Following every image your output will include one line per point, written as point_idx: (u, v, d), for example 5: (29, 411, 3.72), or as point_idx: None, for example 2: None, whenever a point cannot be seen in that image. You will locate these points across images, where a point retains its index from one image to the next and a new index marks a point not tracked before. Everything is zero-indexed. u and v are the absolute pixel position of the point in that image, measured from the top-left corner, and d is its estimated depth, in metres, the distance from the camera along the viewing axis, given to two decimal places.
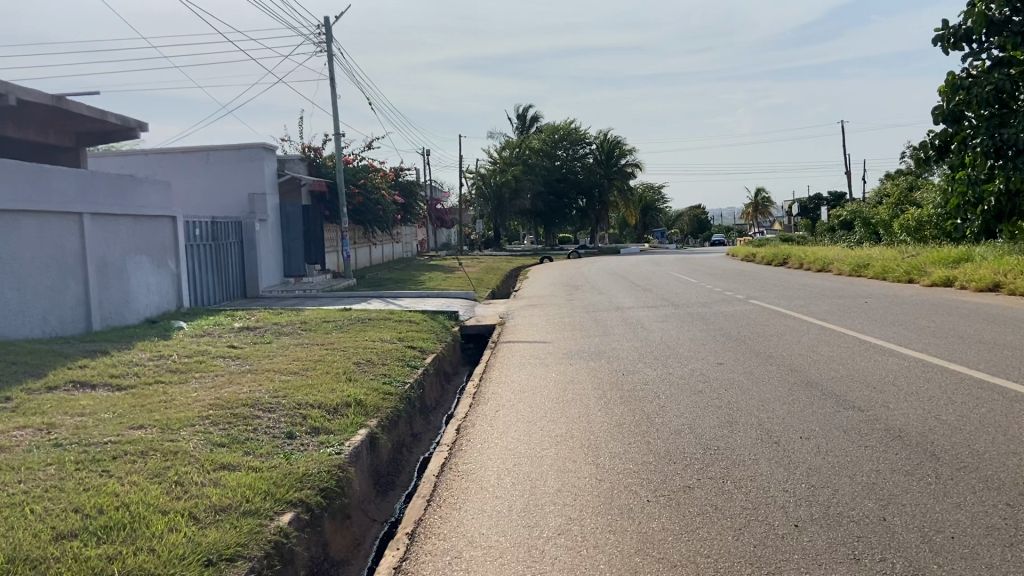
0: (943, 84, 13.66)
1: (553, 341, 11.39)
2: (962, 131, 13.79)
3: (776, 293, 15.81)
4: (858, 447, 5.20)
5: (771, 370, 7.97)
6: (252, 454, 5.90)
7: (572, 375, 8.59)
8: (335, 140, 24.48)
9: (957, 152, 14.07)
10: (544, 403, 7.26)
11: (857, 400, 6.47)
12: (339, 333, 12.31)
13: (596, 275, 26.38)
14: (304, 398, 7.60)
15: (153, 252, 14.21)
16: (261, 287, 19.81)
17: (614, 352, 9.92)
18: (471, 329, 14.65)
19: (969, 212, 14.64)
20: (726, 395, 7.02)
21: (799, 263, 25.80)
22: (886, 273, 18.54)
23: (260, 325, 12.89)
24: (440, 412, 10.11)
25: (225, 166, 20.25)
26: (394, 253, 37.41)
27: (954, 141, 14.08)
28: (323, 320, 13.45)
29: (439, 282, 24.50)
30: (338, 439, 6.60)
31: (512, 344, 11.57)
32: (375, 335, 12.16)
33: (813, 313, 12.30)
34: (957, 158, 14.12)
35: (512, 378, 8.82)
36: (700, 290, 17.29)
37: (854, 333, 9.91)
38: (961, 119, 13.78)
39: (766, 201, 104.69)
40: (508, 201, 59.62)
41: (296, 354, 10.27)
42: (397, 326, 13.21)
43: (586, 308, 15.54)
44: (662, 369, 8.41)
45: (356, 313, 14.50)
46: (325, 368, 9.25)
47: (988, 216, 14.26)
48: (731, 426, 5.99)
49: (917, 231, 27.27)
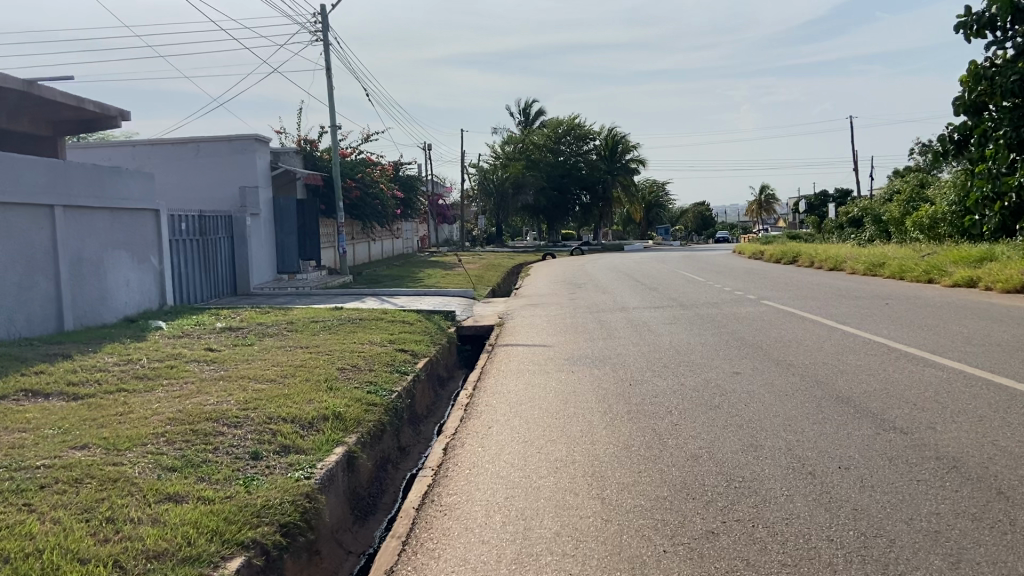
0: (965, 74, 12.85)
1: (555, 345, 10.61)
2: (982, 123, 12.89)
3: (790, 294, 14.99)
4: (910, 482, 4.47)
5: (794, 382, 7.21)
6: (206, 480, 5.15)
7: (575, 384, 7.82)
8: (332, 132, 23.70)
9: (976, 146, 13.18)
10: (543, 418, 6.50)
11: (898, 420, 5.72)
12: (327, 334, 11.53)
13: (600, 274, 25.55)
14: (276, 411, 6.82)
15: (133, 247, 13.47)
16: (252, 284, 19.07)
17: (620, 358, 9.12)
18: (468, 330, 13.86)
19: (986, 209, 13.69)
20: (747, 411, 6.25)
21: (809, 260, 25.00)
22: (904, 273, 17.70)
23: (244, 325, 12.13)
24: (431, 422, 9.35)
25: (215, 158, 19.51)
26: (393, 249, 36.63)
27: (973, 135, 13.21)
28: (311, 320, 12.68)
29: (438, 280, 23.73)
30: (309, 460, 5.83)
31: (510, 347, 10.79)
32: (364, 337, 11.37)
33: (833, 316, 11.50)
34: (976, 152, 13.23)
35: (508, 387, 8.05)
36: (709, 290, 16.49)
37: (883, 339, 9.12)
38: (982, 111, 12.96)
39: (771, 198, 103.90)
40: (511, 197, 58.66)
41: (277, 358, 9.50)
42: (389, 327, 12.43)
43: (590, 309, 14.76)
44: (673, 380, 7.63)
45: (347, 313, 13.74)
46: (306, 374, 8.47)
47: (1005, 214, 13.38)
48: (756, 450, 5.22)
49: (931, 229, 26.42)
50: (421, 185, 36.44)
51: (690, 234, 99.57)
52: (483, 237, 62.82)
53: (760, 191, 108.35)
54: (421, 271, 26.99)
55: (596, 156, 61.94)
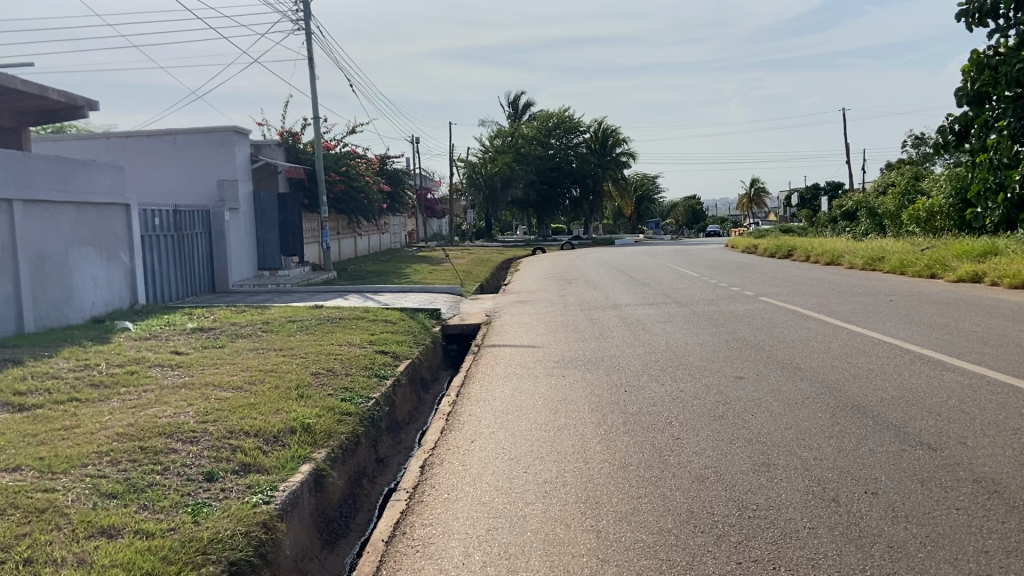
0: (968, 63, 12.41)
1: (544, 345, 10.04)
2: (984, 114, 12.56)
3: (789, 290, 14.42)
4: (949, 511, 3.92)
5: (804, 389, 6.66)
6: (151, 509, 4.57)
7: (565, 391, 7.25)
8: (315, 124, 23.04)
9: (979, 135, 12.88)
10: (531, 431, 5.93)
11: (924, 434, 5.18)
12: (303, 335, 10.91)
13: (591, 269, 24.91)
14: (238, 424, 6.22)
15: (101, 243, 12.85)
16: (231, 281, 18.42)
17: (614, 361, 8.54)
18: (454, 329, 13.27)
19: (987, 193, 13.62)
20: (755, 422, 5.70)
21: (804, 254, 24.48)
22: (905, 268, 17.16)
23: (217, 326, 11.52)
24: (412, 431, 8.76)
25: (192, 151, 18.86)
26: (380, 245, 36.00)
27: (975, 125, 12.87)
28: (288, 320, 12.05)
29: (425, 275, 23.12)
30: (271, 481, 5.23)
31: (498, 349, 10.20)
32: (343, 338, 10.76)
33: (836, 314, 10.93)
34: (978, 142, 12.96)
35: (495, 394, 7.47)
36: (703, 286, 15.92)
37: (893, 339, 8.58)
38: (984, 102, 12.56)
39: (761, 192, 103.65)
40: (500, 191, 57.92)
41: (247, 362, 8.88)
42: (371, 327, 11.81)
43: (581, 306, 14.19)
44: (672, 386, 7.07)
45: (327, 312, 13.14)
46: (277, 380, 7.86)
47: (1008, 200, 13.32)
48: (769, 471, 4.66)
49: (927, 222, 25.92)
50: (408, 179, 35.74)
51: (681, 228, 99.06)
52: (473, 231, 62.11)
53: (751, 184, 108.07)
54: (408, 266, 26.35)
55: (586, 150, 61.34)
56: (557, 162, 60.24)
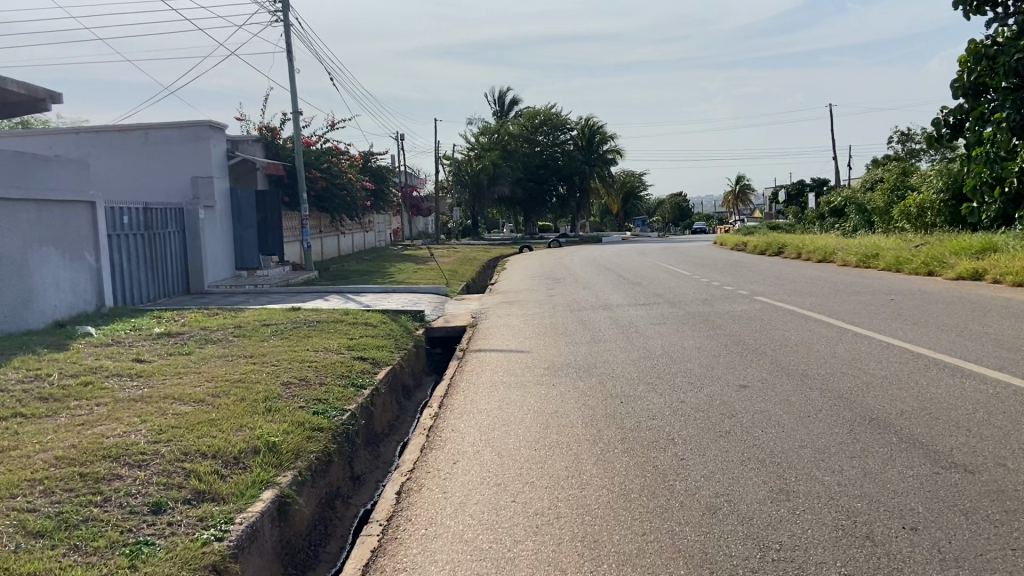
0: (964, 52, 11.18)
1: (532, 350, 9.47)
2: (981, 106, 11.23)
3: (784, 289, 13.90)
4: (1005, 552, 3.38)
5: (816, 399, 6.11)
6: (81, 551, 4.02)
7: (556, 402, 6.68)
8: (294, 119, 22.38)
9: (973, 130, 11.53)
10: (520, 450, 5.36)
11: (957, 454, 4.64)
12: (277, 340, 10.30)
13: (580, 266, 24.32)
14: (195, 444, 5.64)
15: (64, 243, 12.20)
16: (207, 282, 17.77)
17: (607, 368, 7.99)
18: (437, 332, 12.68)
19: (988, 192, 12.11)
20: (767, 440, 5.14)
21: (795, 251, 23.99)
22: (901, 265, 16.66)
23: (185, 330, 10.91)
24: (392, 444, 8.18)
25: (165, 147, 18.21)
26: (364, 243, 35.32)
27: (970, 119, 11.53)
28: (262, 324, 11.45)
29: (408, 274, 22.51)
30: (226, 512, 4.67)
31: (483, 354, 9.62)
32: (318, 343, 10.15)
33: (837, 314, 10.41)
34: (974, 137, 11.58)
35: (479, 406, 6.89)
36: (695, 285, 15.39)
37: (901, 342, 8.05)
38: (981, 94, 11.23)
39: (747, 188, 103.48)
40: (486, 189, 57.25)
41: (214, 371, 8.29)
42: (349, 331, 11.21)
43: (570, 307, 13.63)
44: (671, 397, 6.51)
45: (303, 314, 12.54)
46: (243, 391, 7.27)
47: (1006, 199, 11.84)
48: (789, 500, 4.11)
49: (918, 218, 25.45)
50: (392, 176, 35.07)
51: (668, 226, 98.66)
52: (458, 229, 61.46)
53: (737, 181, 107.84)
54: (392, 265, 25.70)
55: (573, 147, 60.79)
56: (543, 159, 59.96)
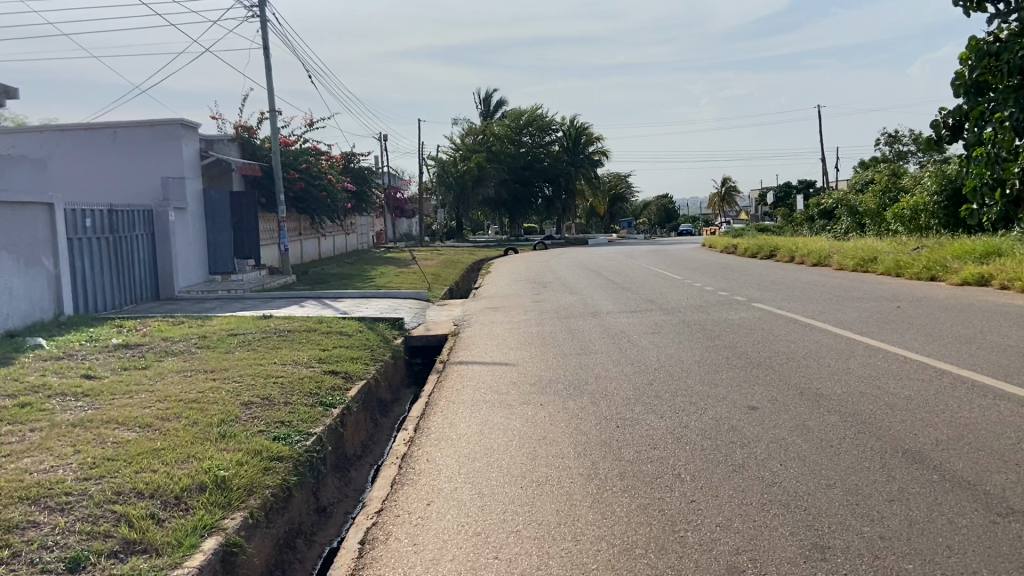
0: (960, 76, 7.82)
1: (517, 364, 8.77)
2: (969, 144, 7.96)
3: (782, 295, 13.25)
4: None
5: (837, 425, 5.45)
6: None
7: (545, 427, 5.99)
8: (272, 118, 21.61)
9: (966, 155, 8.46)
10: (505, 489, 4.68)
11: (1013, 499, 4.00)
12: (243, 352, 9.56)
13: (567, 270, 23.62)
14: (131, 482, 4.93)
15: (19, 248, 11.42)
16: (177, 287, 16.99)
17: (599, 385, 7.30)
18: (417, 341, 11.97)
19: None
20: (789, 479, 4.47)
21: (788, 254, 23.40)
22: (900, 270, 16.08)
23: (145, 341, 10.16)
24: (365, 468, 7.47)
25: (134, 146, 17.42)
26: (345, 245, 34.53)
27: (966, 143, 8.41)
28: (230, 333, 10.72)
29: (390, 278, 21.76)
30: (158, 567, 3.98)
31: (464, 367, 8.92)
32: (287, 356, 9.41)
33: (842, 323, 9.78)
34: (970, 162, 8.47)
35: (459, 430, 6.20)
36: (689, 291, 14.73)
37: (919, 357, 7.40)
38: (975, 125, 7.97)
39: (733, 191, 103.22)
40: (471, 190, 56.44)
41: (168, 388, 7.55)
42: (322, 341, 10.49)
43: (558, 314, 12.93)
44: (673, 421, 5.84)
45: (275, 323, 11.80)
46: (196, 413, 6.54)
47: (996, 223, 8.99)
48: (825, 559, 3.45)
49: (912, 220, 24.93)
50: (375, 178, 34.27)
51: (655, 228, 98.07)
52: (443, 231, 60.71)
53: (722, 182, 107.60)
54: (373, 269, 24.93)
55: (559, 148, 60.18)
56: (529, 161, 59.28)
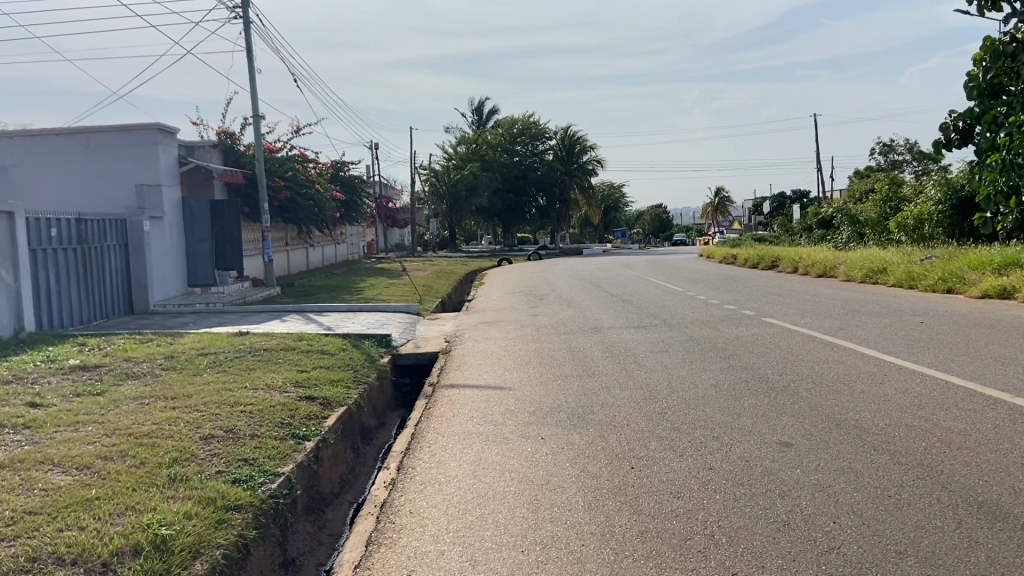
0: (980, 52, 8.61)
1: (513, 388, 7.94)
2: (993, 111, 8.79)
3: (793, 308, 12.46)
4: None
5: (891, 469, 4.66)
6: None
7: (548, 469, 5.17)
8: (256, 124, 20.81)
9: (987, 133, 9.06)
10: (503, 553, 3.86)
11: None
12: (212, 374, 8.72)
13: (562, 282, 22.85)
14: (50, 545, 4.11)
15: None
16: (153, 300, 16.12)
17: (606, 415, 6.48)
18: (405, 359, 11.15)
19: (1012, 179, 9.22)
20: (850, 544, 3.66)
21: (791, 265, 22.65)
22: (914, 282, 15.32)
23: (106, 362, 9.31)
24: (342, 507, 6.61)
25: (109, 152, 16.61)
26: (334, 256, 33.70)
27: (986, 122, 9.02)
28: (200, 352, 9.87)
29: (379, 291, 20.92)
30: None
31: (456, 391, 8.10)
32: (260, 378, 8.58)
33: (866, 341, 8.99)
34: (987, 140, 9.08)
35: (448, 470, 5.37)
36: (692, 304, 13.95)
37: (963, 382, 6.61)
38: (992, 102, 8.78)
39: (726, 200, 102.77)
40: (464, 200, 55.68)
41: (120, 420, 6.72)
42: (301, 361, 9.65)
43: (556, 330, 12.13)
44: (696, 462, 5.03)
45: (252, 340, 10.95)
46: (145, 452, 5.72)
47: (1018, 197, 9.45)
48: None
49: (915, 230, 24.18)
50: (365, 187, 33.43)
51: (649, 238, 97.36)
52: (435, 241, 59.90)
53: (716, 192, 107.09)
54: (362, 280, 24.09)
55: (552, 157, 59.62)
56: (522, 170, 58.54)
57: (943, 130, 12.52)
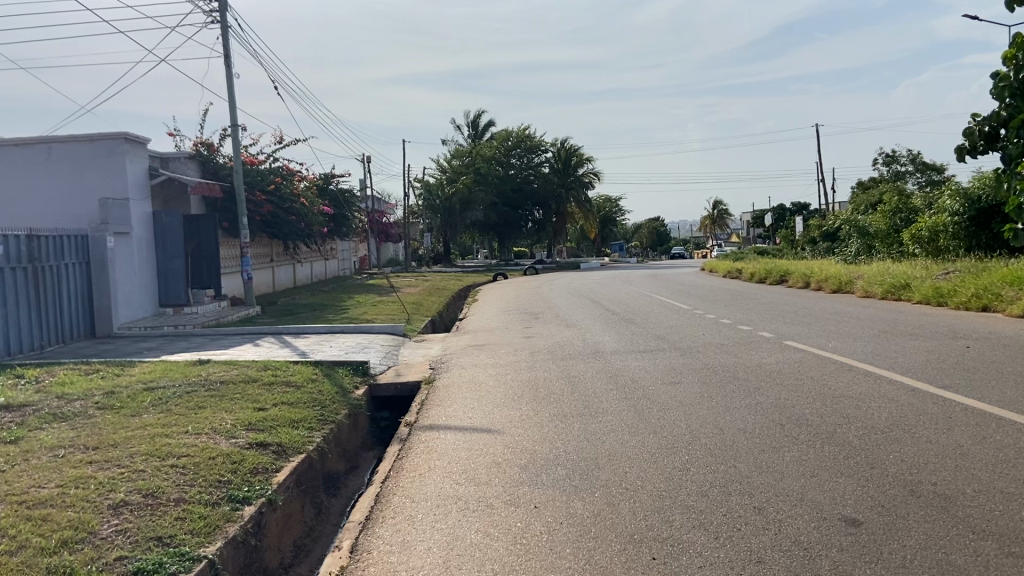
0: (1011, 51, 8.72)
1: (504, 431, 6.70)
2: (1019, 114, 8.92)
3: (816, 330, 11.24)
4: None
5: (1008, 568, 3.48)
6: None
7: (541, 560, 3.94)
8: (235, 133, 19.61)
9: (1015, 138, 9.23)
10: None
11: None
12: (151, 416, 7.46)
13: (560, 298, 21.60)
14: None
15: None
16: (117, 323, 14.89)
17: (615, 472, 5.24)
18: (383, 391, 9.91)
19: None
20: None
21: (801, 279, 21.45)
22: (941, 298, 14.12)
23: (33, 401, 8.04)
24: None
25: (71, 163, 15.42)
26: (323, 272, 32.43)
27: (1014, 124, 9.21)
28: (146, 387, 8.62)
29: (365, 310, 19.63)
30: None
31: (436, 435, 6.86)
32: (207, 420, 7.31)
33: (912, 372, 7.76)
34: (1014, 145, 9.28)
35: (414, 557, 4.16)
36: (703, 325, 12.70)
37: None
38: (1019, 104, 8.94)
39: (723, 214, 101.83)
40: (459, 214, 54.48)
41: (18, 481, 5.49)
42: (260, 396, 8.38)
43: (555, 355, 10.89)
44: (740, 551, 3.83)
45: (210, 370, 9.67)
46: (27, 533, 4.50)
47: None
48: None
49: (931, 242, 23.09)
50: (355, 200, 32.22)
51: (646, 252, 96.10)
52: (430, 256, 58.65)
53: (716, 204, 105.98)
54: (349, 298, 22.84)
55: (548, 169, 58.52)
56: (517, 183, 57.46)
57: (969, 136, 11.16)
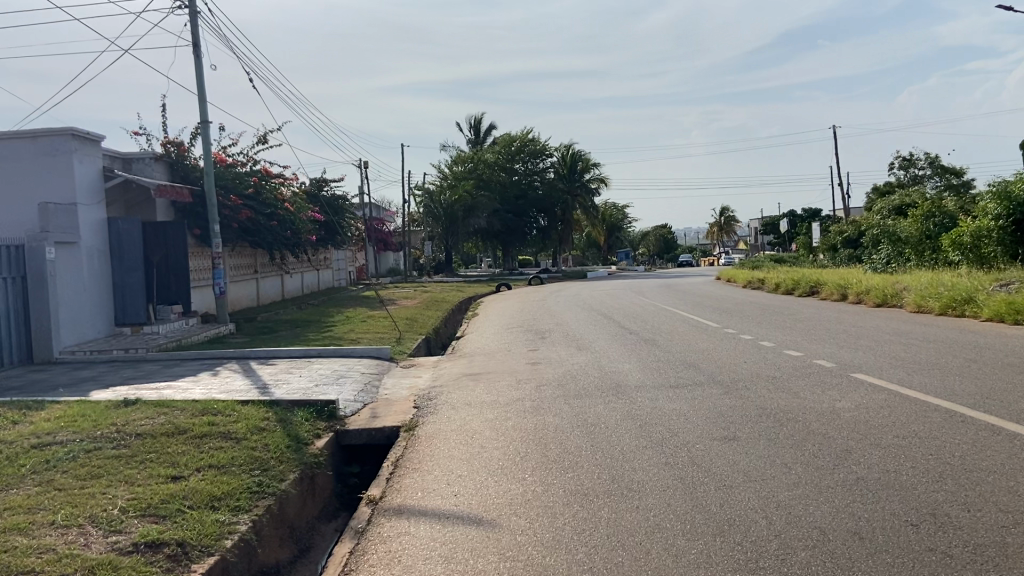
0: None
1: (500, 523, 4.67)
2: None
3: (885, 357, 9.20)
4: None
5: None
6: None
7: None
8: (207, 131, 17.63)
9: None
10: None
11: None
12: (20, 493, 5.45)
13: (569, 313, 19.59)
14: None
15: None
16: (59, 347, 12.89)
17: None
18: (352, 439, 7.90)
19: None
20: None
21: (836, 290, 19.39)
22: (1018, 315, 12.02)
23: None
24: None
25: (11, 164, 13.50)
26: (314, 283, 30.42)
27: None
28: (37, 445, 6.61)
29: (352, 327, 17.64)
30: None
31: (407, 527, 4.84)
32: (93, 500, 5.30)
33: None
34: None
35: None
36: (742, 349, 10.66)
37: None
38: None
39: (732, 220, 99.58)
40: (461, 221, 52.48)
41: None
42: (184, 457, 6.36)
43: (567, 390, 8.84)
44: None
45: (134, 415, 7.64)
46: None
47: None
48: None
49: (974, 249, 21.01)
50: (349, 208, 30.27)
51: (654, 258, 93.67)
52: (432, 264, 56.69)
53: (723, 211, 103.81)
54: (337, 313, 20.87)
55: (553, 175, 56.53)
56: (521, 189, 55.42)
57: None
